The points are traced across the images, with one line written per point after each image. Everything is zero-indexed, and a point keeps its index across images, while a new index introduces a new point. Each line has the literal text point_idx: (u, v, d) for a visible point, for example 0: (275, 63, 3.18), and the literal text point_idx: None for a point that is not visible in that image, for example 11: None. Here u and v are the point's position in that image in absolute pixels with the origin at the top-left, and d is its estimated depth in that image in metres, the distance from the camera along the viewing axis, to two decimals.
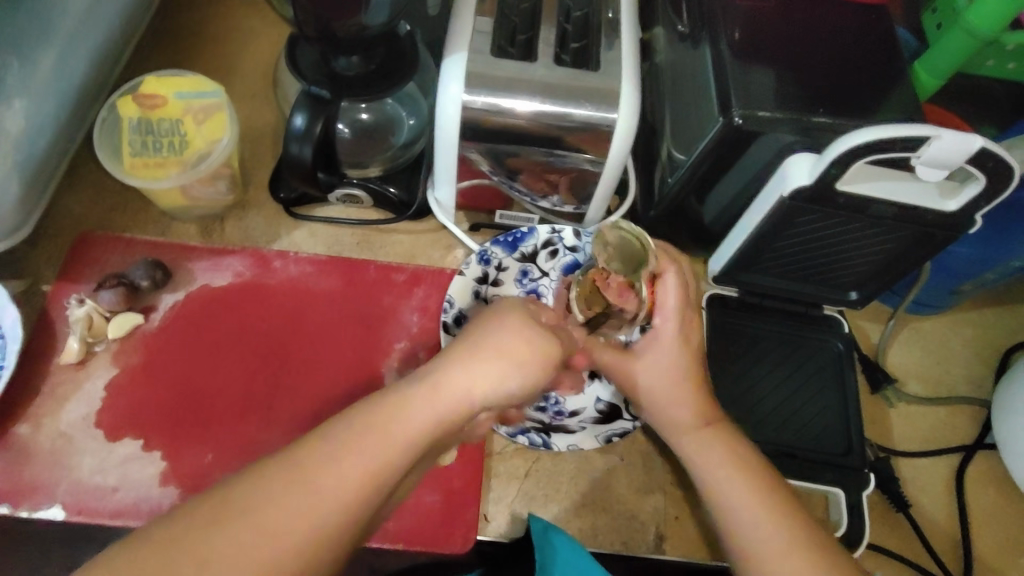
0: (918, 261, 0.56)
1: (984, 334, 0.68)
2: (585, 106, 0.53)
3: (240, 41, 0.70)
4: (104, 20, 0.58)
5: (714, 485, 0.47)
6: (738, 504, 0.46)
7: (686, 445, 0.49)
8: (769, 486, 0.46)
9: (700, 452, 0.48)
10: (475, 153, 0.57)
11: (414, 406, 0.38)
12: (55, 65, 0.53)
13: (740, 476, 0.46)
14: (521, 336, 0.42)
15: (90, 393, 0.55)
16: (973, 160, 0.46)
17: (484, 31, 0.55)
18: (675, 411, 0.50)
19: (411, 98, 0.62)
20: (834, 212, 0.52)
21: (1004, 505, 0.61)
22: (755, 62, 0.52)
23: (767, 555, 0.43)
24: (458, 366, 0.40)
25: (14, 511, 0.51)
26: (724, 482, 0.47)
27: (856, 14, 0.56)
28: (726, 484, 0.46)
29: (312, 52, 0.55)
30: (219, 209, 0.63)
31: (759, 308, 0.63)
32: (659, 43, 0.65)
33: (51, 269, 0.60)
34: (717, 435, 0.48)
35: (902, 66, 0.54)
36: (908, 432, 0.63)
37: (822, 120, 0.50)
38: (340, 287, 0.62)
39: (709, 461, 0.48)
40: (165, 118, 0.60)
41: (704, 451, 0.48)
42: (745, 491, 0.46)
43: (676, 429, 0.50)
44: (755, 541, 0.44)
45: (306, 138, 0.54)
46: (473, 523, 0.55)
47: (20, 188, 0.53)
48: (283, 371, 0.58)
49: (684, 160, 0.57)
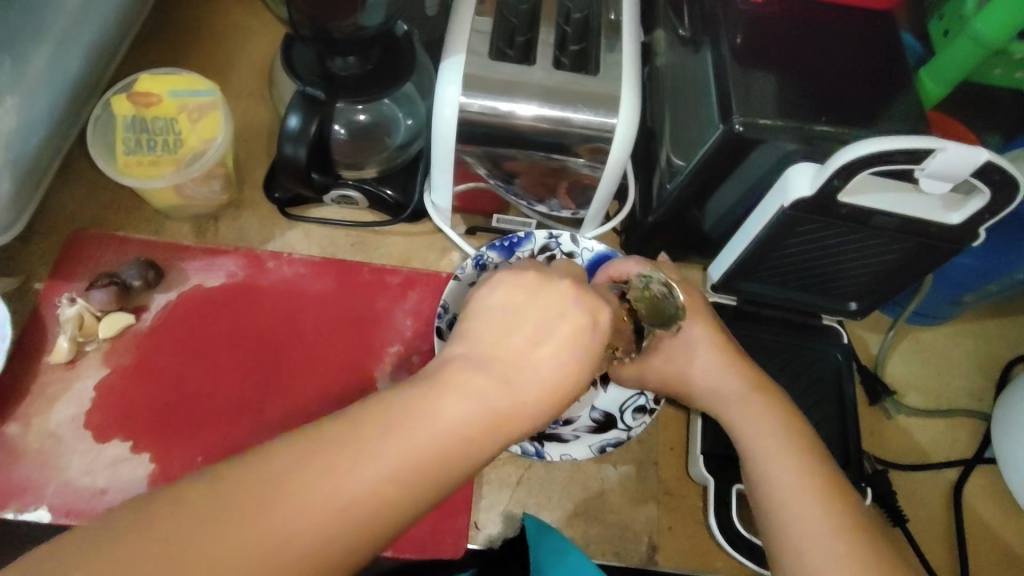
0: (921, 271, 0.55)
1: (985, 345, 0.67)
2: (583, 110, 0.52)
3: (237, 39, 0.69)
4: (99, 15, 0.58)
5: (756, 454, 0.46)
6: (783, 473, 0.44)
7: (732, 416, 0.49)
8: (813, 459, 0.45)
9: (747, 424, 0.48)
10: (472, 156, 0.56)
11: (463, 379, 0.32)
12: (47, 62, 0.53)
13: (781, 443, 0.46)
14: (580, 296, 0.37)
15: (80, 394, 0.55)
16: (978, 173, 0.45)
17: (482, 31, 0.54)
18: (713, 392, 0.51)
19: (409, 99, 0.61)
20: (835, 223, 0.51)
21: (1002, 520, 0.60)
22: (756, 66, 0.51)
23: (804, 526, 0.42)
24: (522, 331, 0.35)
25: (1, 512, 0.51)
26: (768, 449, 0.46)
27: (860, 19, 0.55)
28: (766, 451, 0.46)
29: (309, 52, 0.55)
30: (214, 208, 0.62)
31: (757, 317, 0.62)
32: (660, 46, 0.64)
33: (44, 267, 0.59)
34: (767, 404, 0.48)
35: (906, 75, 0.53)
36: (907, 445, 0.62)
37: (823, 128, 0.49)
38: (334, 288, 0.61)
39: (755, 427, 0.47)
40: (160, 116, 0.59)
41: (754, 421, 0.48)
42: (792, 455, 0.45)
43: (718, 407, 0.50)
44: (796, 509, 0.43)
45: (301, 138, 0.53)
46: (464, 531, 0.55)
47: (11, 184, 0.53)
48: (274, 374, 0.57)
49: (683, 166, 0.57)
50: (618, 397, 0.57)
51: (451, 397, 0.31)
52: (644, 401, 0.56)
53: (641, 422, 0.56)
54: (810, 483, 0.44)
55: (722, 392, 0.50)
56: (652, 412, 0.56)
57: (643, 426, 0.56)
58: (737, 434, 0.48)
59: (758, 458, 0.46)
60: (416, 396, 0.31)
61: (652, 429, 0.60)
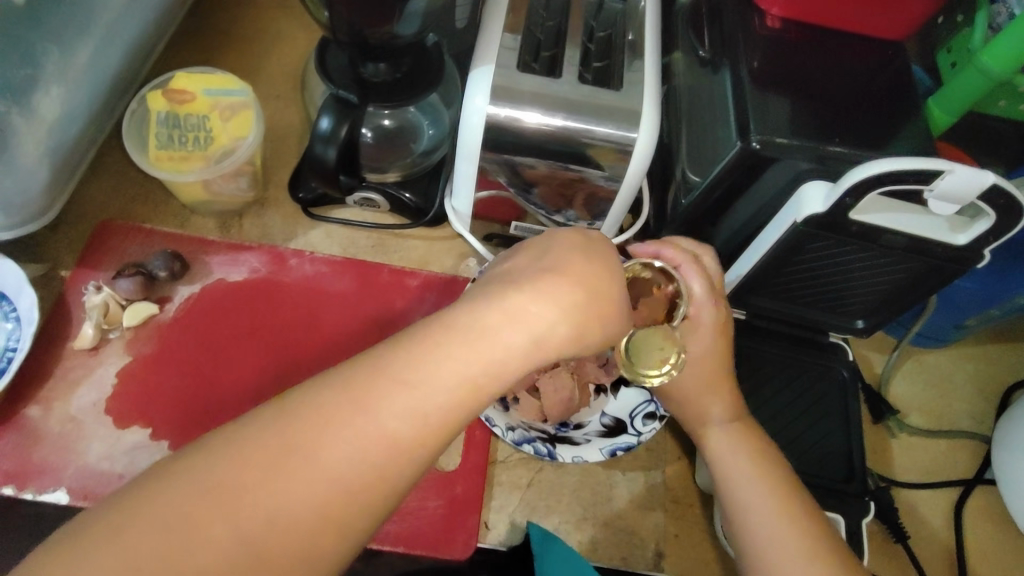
0: (926, 292, 0.57)
1: (985, 370, 0.69)
2: (606, 124, 0.54)
3: (269, 43, 0.71)
4: (140, 13, 0.60)
5: (733, 481, 0.49)
6: (759, 503, 0.47)
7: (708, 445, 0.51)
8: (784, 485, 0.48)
9: (724, 457, 0.50)
10: (494, 164, 0.58)
11: (491, 304, 0.36)
12: (91, 56, 0.55)
13: (758, 471, 0.48)
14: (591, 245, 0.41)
15: (102, 380, 0.56)
16: (985, 196, 0.47)
17: (511, 47, 0.56)
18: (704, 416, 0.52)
19: (434, 108, 0.63)
20: (846, 240, 0.53)
21: (1001, 542, 0.61)
22: (773, 89, 0.54)
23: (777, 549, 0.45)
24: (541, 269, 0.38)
25: (19, 493, 0.52)
26: (744, 479, 0.48)
27: (873, 48, 0.58)
28: (742, 480, 0.48)
29: (341, 57, 0.57)
30: (238, 206, 0.64)
31: (765, 331, 0.64)
32: (678, 67, 0.67)
33: (71, 256, 0.60)
34: (745, 432, 0.51)
35: (916, 103, 0.55)
36: (908, 463, 0.63)
37: (837, 149, 0.51)
38: (353, 288, 0.62)
39: (731, 457, 0.50)
40: (192, 113, 0.61)
41: (729, 453, 0.50)
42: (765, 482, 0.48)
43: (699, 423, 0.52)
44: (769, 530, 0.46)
45: (331, 139, 0.55)
46: (474, 530, 0.56)
47: (49, 172, 0.54)
48: (293, 367, 0.59)
49: (699, 181, 0.59)
50: (629, 404, 0.58)
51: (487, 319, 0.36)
52: (655, 407, 0.57)
53: (651, 427, 0.56)
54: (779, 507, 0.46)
55: (705, 417, 0.52)
56: (662, 417, 0.56)
57: (653, 430, 0.56)
58: (714, 461, 0.50)
59: (733, 490, 0.48)
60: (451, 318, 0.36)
61: (660, 438, 0.61)
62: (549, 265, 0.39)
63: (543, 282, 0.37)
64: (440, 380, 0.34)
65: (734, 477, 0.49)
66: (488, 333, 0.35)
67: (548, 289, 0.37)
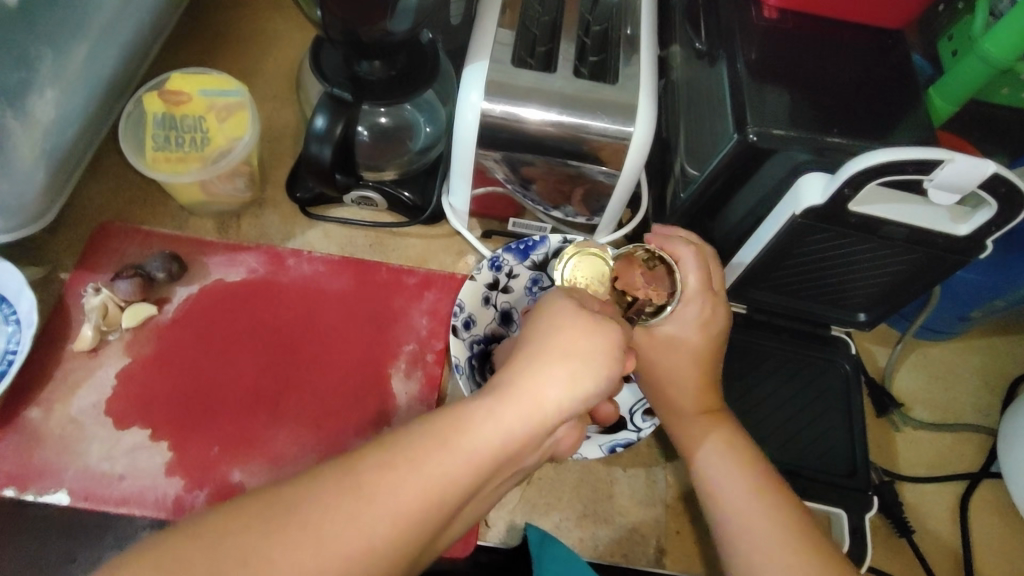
0: (927, 285, 0.56)
1: (991, 363, 0.68)
2: (602, 118, 0.53)
3: (265, 44, 0.72)
4: (135, 15, 0.60)
5: (712, 478, 0.48)
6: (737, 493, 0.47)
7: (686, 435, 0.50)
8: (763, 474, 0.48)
9: (707, 458, 0.49)
10: (491, 160, 0.58)
11: (493, 404, 0.36)
12: (85, 58, 0.55)
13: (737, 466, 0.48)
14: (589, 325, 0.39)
15: (101, 382, 0.56)
16: (986, 186, 0.46)
17: (505, 42, 0.56)
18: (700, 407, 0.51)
19: (430, 104, 0.63)
20: (846, 232, 0.52)
21: (1007, 536, 0.60)
22: (771, 80, 0.53)
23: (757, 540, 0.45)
24: (539, 361, 0.37)
25: (21, 494, 0.52)
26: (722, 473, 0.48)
27: (871, 37, 0.57)
28: (722, 473, 0.48)
29: (336, 55, 0.56)
30: (236, 206, 0.64)
31: (766, 325, 0.64)
32: (677, 60, 0.67)
33: (71, 259, 0.61)
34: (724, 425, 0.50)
35: (916, 92, 0.55)
36: (913, 456, 0.63)
37: (836, 139, 0.50)
38: (352, 287, 0.62)
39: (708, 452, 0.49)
40: (188, 115, 0.61)
41: (705, 444, 0.49)
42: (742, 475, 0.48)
43: (695, 423, 0.51)
44: (747, 520, 0.46)
45: (326, 138, 0.55)
46: (473, 529, 0.55)
47: (45, 175, 0.54)
48: (292, 370, 0.58)
49: (697, 175, 0.59)
50: (627, 400, 0.58)
51: (484, 411, 0.35)
52: None
53: (651, 423, 0.56)
54: (766, 507, 0.46)
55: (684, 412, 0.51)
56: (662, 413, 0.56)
57: (653, 426, 0.55)
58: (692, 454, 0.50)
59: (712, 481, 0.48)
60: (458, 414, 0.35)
61: (661, 434, 0.60)
62: (542, 352, 0.38)
63: (538, 370, 0.37)
64: (440, 459, 0.34)
65: (713, 472, 0.48)
66: (483, 420, 0.35)
67: (543, 372, 0.37)
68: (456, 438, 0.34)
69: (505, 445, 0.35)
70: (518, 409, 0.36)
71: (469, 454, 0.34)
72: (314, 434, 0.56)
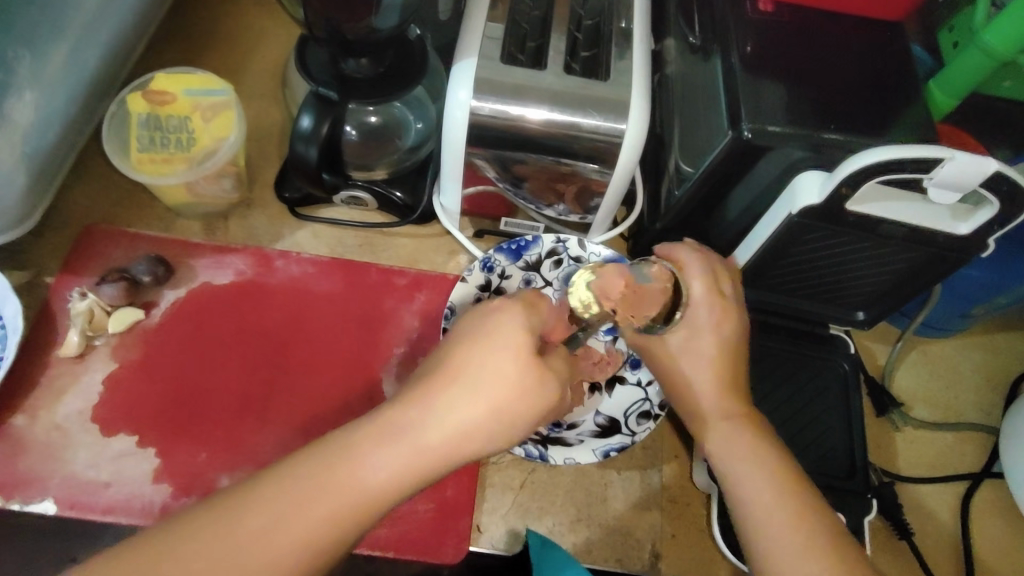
0: (927, 283, 0.55)
1: (993, 360, 0.67)
2: (593, 116, 0.52)
3: (252, 41, 0.70)
4: (117, 13, 0.58)
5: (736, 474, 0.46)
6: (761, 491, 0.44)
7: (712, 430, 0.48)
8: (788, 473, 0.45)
9: (728, 455, 0.46)
10: (482, 159, 0.57)
11: (406, 427, 0.36)
12: (65, 59, 0.54)
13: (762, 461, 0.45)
14: (505, 344, 0.38)
15: (88, 387, 0.55)
16: (988, 183, 0.45)
17: (494, 37, 0.55)
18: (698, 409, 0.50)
19: (420, 101, 0.62)
20: (843, 231, 0.51)
21: (1009, 536, 0.59)
22: (765, 75, 0.51)
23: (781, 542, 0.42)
24: (450, 387, 0.37)
25: (6, 504, 0.51)
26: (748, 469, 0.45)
27: (869, 30, 0.56)
28: (747, 470, 0.45)
29: (322, 55, 0.55)
30: (223, 207, 0.63)
31: (763, 325, 0.63)
32: (671, 54, 0.65)
33: (55, 262, 0.60)
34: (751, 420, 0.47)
35: (916, 85, 0.53)
36: (914, 457, 0.62)
37: (833, 136, 0.49)
38: (341, 288, 0.61)
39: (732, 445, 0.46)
40: (174, 115, 0.60)
41: (729, 439, 0.47)
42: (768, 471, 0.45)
43: (697, 425, 0.49)
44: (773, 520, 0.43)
45: (312, 138, 0.53)
46: (465, 534, 0.55)
47: (26, 179, 0.53)
48: (280, 372, 0.58)
49: (691, 172, 0.57)
50: (623, 403, 0.57)
51: (390, 437, 0.36)
52: (649, 407, 0.56)
53: (646, 427, 0.55)
54: (792, 505, 0.43)
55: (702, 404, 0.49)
56: (656, 416, 0.55)
57: (648, 430, 0.55)
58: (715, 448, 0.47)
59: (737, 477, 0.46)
60: (366, 439, 0.36)
61: (657, 436, 0.59)
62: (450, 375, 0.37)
63: (448, 397, 0.37)
64: (342, 485, 0.35)
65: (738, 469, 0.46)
66: (391, 444, 0.36)
67: (452, 398, 0.37)
68: (356, 465, 0.35)
69: (417, 468, 0.36)
70: (425, 436, 0.36)
71: (374, 477, 0.35)
72: (301, 438, 0.55)
